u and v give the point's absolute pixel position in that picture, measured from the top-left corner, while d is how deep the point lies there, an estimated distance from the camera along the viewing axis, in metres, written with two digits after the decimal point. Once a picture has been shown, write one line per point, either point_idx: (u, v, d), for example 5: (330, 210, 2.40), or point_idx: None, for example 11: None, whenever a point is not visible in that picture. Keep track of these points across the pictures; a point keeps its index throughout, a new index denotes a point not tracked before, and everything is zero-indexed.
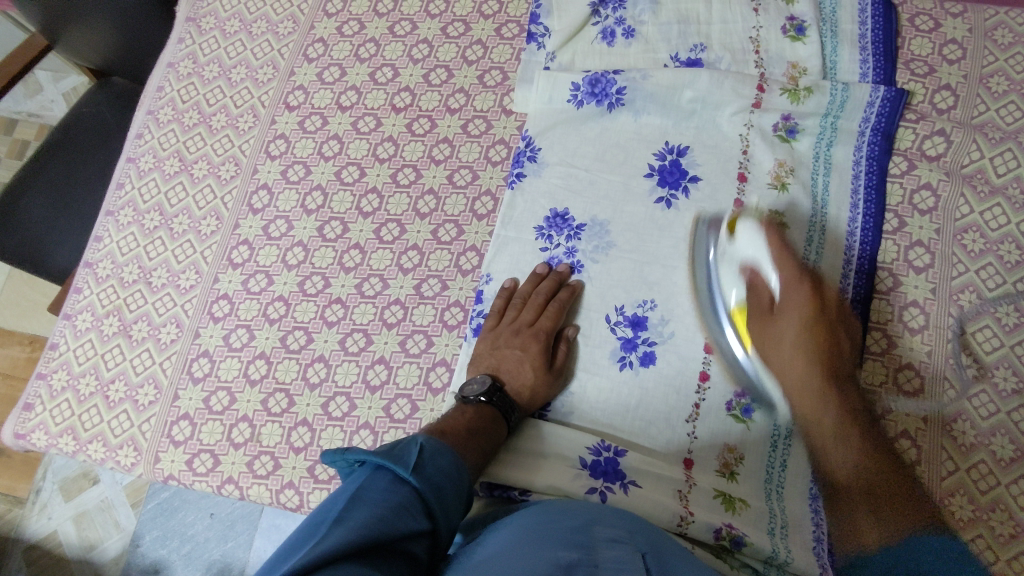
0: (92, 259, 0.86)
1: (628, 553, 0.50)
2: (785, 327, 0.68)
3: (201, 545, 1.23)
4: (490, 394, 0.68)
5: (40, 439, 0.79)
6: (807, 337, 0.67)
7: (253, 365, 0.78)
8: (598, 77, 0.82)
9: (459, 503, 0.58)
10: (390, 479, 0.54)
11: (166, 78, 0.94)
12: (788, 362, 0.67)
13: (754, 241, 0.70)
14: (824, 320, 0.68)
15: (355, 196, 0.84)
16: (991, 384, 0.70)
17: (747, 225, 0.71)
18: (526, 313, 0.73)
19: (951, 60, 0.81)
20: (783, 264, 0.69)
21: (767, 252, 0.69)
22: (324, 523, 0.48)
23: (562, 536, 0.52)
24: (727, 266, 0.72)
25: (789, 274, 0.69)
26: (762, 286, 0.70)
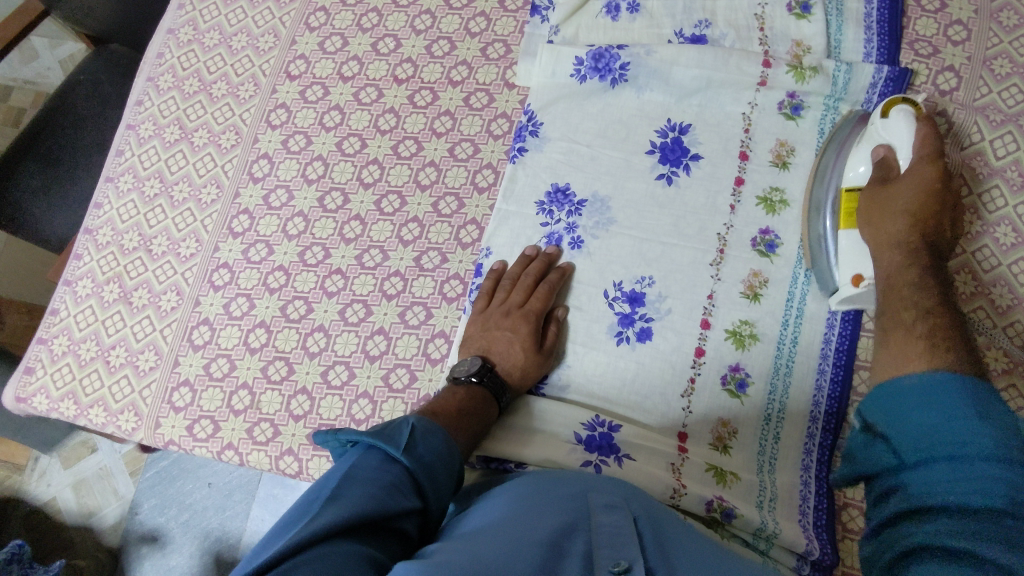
0: (91, 226, 0.86)
1: (622, 519, 0.51)
2: (900, 191, 0.66)
3: (199, 513, 1.25)
4: (482, 375, 0.69)
5: (42, 403, 0.79)
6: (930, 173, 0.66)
7: (253, 334, 0.79)
8: (601, 51, 0.81)
9: (451, 482, 0.59)
10: (381, 457, 0.55)
11: (166, 44, 0.93)
12: (893, 216, 0.66)
13: (904, 126, 0.67)
14: (940, 197, 0.66)
15: (355, 167, 0.84)
16: (983, 363, 0.71)
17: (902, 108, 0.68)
18: (516, 294, 0.73)
19: (956, 41, 0.81)
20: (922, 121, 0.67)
21: (909, 141, 0.67)
22: (317, 500, 0.49)
23: (558, 502, 0.53)
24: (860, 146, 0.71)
25: (924, 151, 0.67)
26: (892, 161, 0.68)
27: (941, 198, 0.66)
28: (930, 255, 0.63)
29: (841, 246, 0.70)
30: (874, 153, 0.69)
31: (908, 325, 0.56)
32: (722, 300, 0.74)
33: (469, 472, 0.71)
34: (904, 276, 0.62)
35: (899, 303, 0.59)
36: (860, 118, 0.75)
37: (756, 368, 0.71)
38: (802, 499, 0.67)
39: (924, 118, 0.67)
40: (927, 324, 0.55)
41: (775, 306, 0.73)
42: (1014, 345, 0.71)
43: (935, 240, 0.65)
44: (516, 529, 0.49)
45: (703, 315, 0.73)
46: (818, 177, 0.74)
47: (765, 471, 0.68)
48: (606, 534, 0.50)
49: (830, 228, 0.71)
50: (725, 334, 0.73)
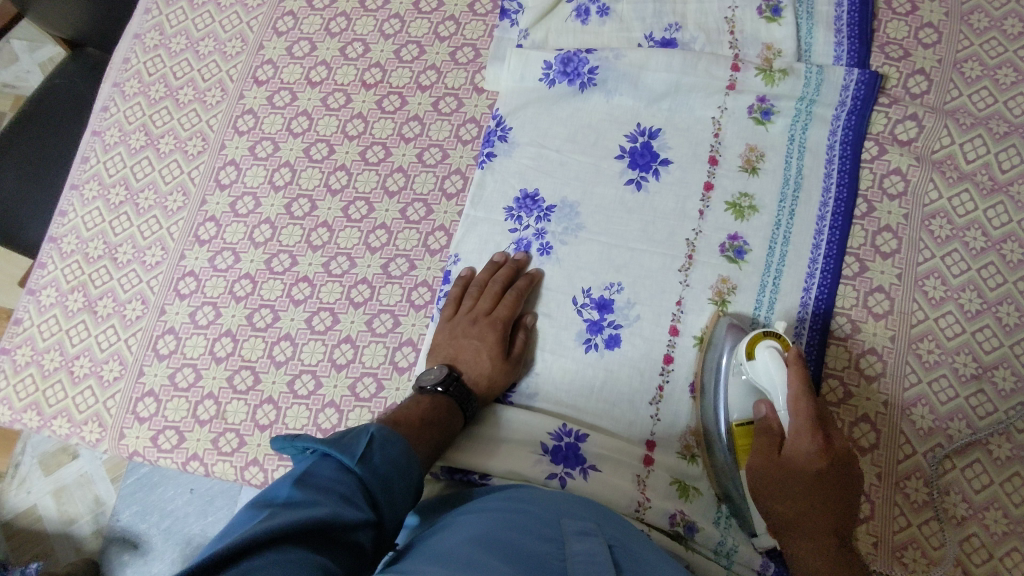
0: (56, 234, 0.84)
1: (598, 547, 0.51)
2: (789, 476, 0.60)
3: (180, 520, 1.24)
4: (447, 384, 0.68)
5: (5, 414, 0.78)
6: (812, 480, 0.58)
7: (219, 343, 0.78)
8: (570, 55, 0.80)
9: (408, 494, 0.58)
10: (335, 467, 0.54)
11: (133, 49, 0.92)
12: (789, 489, 0.59)
13: (772, 369, 0.62)
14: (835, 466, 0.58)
15: (323, 173, 0.83)
16: (952, 369, 0.70)
17: (767, 344, 0.64)
18: (483, 301, 0.73)
19: (927, 44, 0.81)
20: (800, 403, 0.59)
21: (783, 391, 0.61)
22: (269, 505, 0.48)
23: (532, 528, 0.52)
24: (738, 381, 0.66)
25: (801, 416, 0.59)
26: (773, 420, 0.62)
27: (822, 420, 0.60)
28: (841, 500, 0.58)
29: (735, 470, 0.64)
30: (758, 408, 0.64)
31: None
32: (691, 306, 0.73)
33: (433, 483, 0.70)
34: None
35: None
36: (731, 323, 0.70)
37: None
38: None
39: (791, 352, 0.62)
40: None
41: (743, 315, 0.73)
42: (982, 350, 0.70)
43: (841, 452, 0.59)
44: (488, 555, 0.48)
45: (671, 322, 0.73)
46: (705, 391, 0.69)
47: None
48: (582, 563, 0.48)
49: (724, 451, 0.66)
50: (693, 341, 0.72)
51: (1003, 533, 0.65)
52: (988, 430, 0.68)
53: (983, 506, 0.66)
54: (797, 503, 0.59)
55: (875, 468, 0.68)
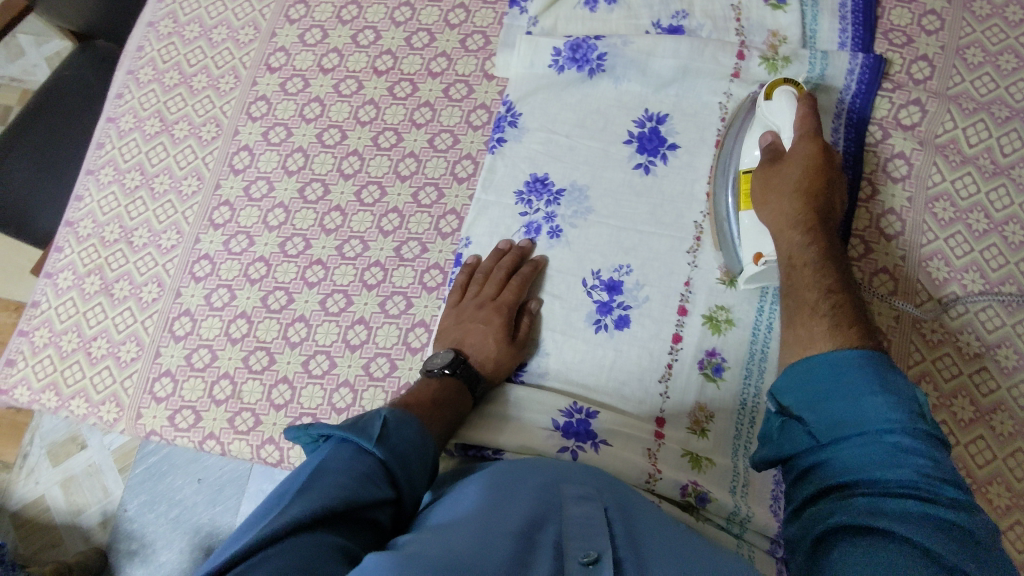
0: (72, 219, 0.86)
1: (593, 509, 0.52)
2: (788, 172, 0.68)
3: (189, 508, 1.26)
4: (455, 366, 0.69)
5: (23, 395, 0.80)
6: (806, 157, 0.67)
7: (234, 325, 0.79)
8: (579, 42, 0.82)
9: (424, 472, 0.59)
10: (353, 450, 0.55)
11: (146, 37, 0.93)
12: (784, 202, 0.67)
13: (785, 108, 0.70)
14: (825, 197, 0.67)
15: (336, 158, 0.84)
16: (955, 347, 0.72)
17: (784, 88, 0.71)
18: (488, 287, 0.74)
19: (930, 31, 0.82)
20: (805, 121, 0.69)
21: (790, 124, 0.69)
22: (286, 495, 0.49)
23: (529, 493, 0.53)
24: (755, 126, 0.73)
25: (804, 129, 0.68)
26: (780, 144, 0.70)
27: (827, 174, 0.67)
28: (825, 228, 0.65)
29: (743, 225, 0.71)
30: (762, 137, 0.71)
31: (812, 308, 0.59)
32: (699, 286, 0.74)
33: (448, 459, 0.71)
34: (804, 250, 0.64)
35: (801, 283, 0.62)
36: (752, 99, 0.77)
37: (732, 352, 0.72)
38: (776, 485, 0.68)
39: (804, 96, 0.70)
40: (829, 305, 0.58)
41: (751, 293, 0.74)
42: (985, 329, 0.72)
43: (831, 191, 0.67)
44: (485, 522, 0.49)
45: (680, 302, 0.74)
46: (716, 187, 0.76)
47: (740, 456, 0.69)
48: (577, 525, 0.50)
49: (732, 209, 0.73)
50: (702, 320, 0.73)
51: (1006, 506, 0.67)
52: (991, 406, 0.70)
53: (987, 481, 0.67)
54: (789, 194, 0.67)
55: None
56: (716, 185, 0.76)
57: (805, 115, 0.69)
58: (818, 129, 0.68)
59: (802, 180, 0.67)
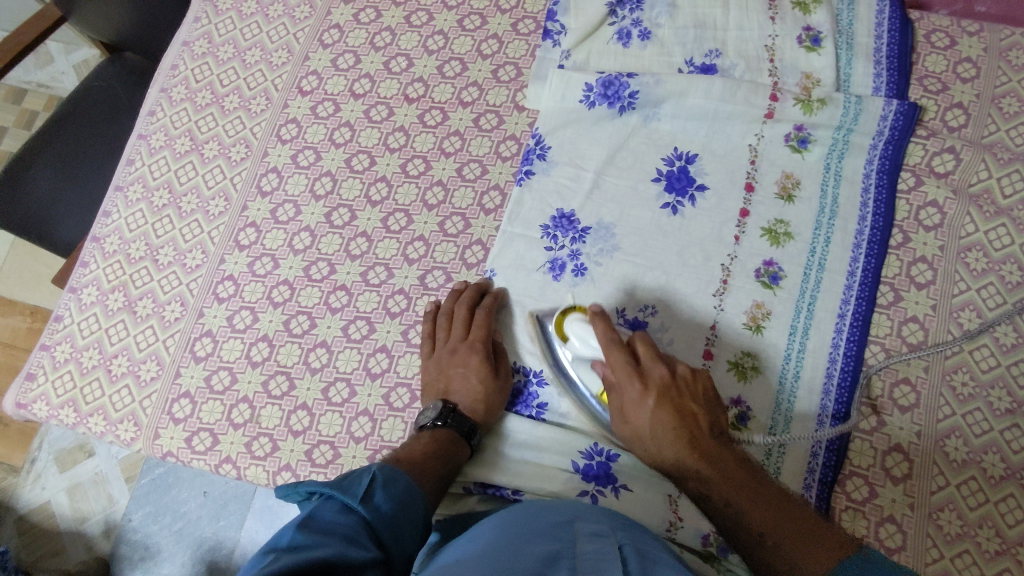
0: (99, 234, 0.86)
1: (607, 545, 0.49)
2: (640, 423, 0.63)
3: (193, 523, 1.25)
4: (444, 417, 0.69)
5: (42, 410, 0.79)
6: (663, 430, 0.62)
7: (255, 347, 0.79)
8: (611, 79, 0.82)
9: (415, 530, 0.57)
10: (337, 507, 0.54)
11: (181, 56, 0.94)
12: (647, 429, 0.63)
13: (588, 341, 0.67)
14: (674, 392, 0.63)
15: (364, 183, 0.84)
16: (987, 402, 0.70)
17: (572, 323, 0.68)
18: (455, 329, 0.74)
19: (965, 78, 0.82)
20: (612, 356, 0.65)
21: (602, 355, 0.66)
22: (273, 549, 0.47)
23: (542, 531, 0.51)
24: (579, 364, 0.69)
25: (628, 369, 0.64)
26: (609, 381, 0.66)
27: (676, 402, 0.63)
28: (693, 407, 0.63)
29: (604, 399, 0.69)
30: (596, 372, 0.67)
31: (775, 544, 0.56)
32: (724, 330, 0.74)
33: (468, 497, 0.71)
34: (703, 464, 0.60)
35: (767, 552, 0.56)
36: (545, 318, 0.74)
37: (757, 402, 0.72)
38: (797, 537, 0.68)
39: (595, 320, 0.67)
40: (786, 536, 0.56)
41: (777, 339, 0.73)
42: (1016, 384, 0.70)
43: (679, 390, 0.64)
44: (496, 558, 0.47)
45: (706, 346, 0.73)
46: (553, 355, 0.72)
47: None
48: (592, 559, 0.48)
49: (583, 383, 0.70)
50: (728, 366, 0.73)
51: None
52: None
53: (1017, 542, 0.65)
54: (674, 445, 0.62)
55: (907, 498, 0.68)
56: (543, 349, 0.73)
57: (609, 352, 0.65)
58: (636, 367, 0.64)
59: (659, 415, 0.62)
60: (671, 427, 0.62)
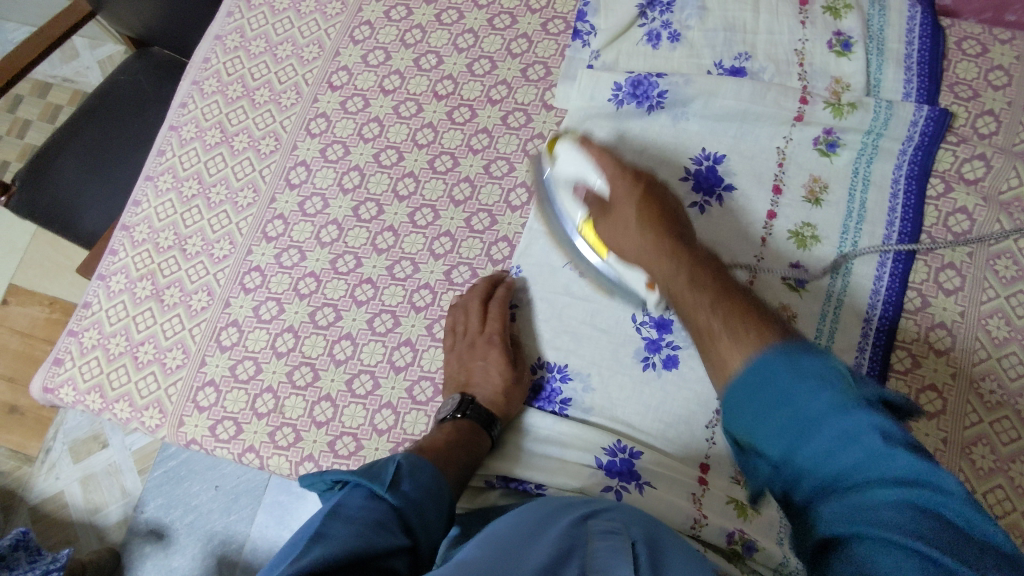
0: (129, 223, 0.87)
1: (617, 543, 0.49)
2: (621, 214, 0.67)
3: (205, 515, 1.25)
4: (463, 409, 0.69)
5: (67, 395, 0.80)
6: (644, 214, 0.65)
7: (281, 338, 0.79)
8: (640, 79, 0.82)
9: (441, 518, 0.58)
10: (366, 494, 0.54)
11: (213, 50, 0.95)
12: (629, 235, 0.66)
13: (573, 157, 0.71)
14: (656, 196, 0.67)
15: (391, 178, 0.85)
16: (1014, 411, 0.70)
17: (560, 143, 0.73)
18: (473, 323, 0.74)
19: (996, 86, 0.81)
20: (604, 166, 0.69)
21: (591, 168, 0.70)
22: (303, 541, 0.47)
23: (556, 530, 0.51)
24: (563, 188, 0.74)
25: (610, 167, 0.69)
26: (592, 190, 0.70)
27: (657, 209, 0.66)
28: (671, 227, 0.64)
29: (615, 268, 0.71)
30: (578, 195, 0.72)
31: (705, 325, 0.52)
32: None
33: (491, 491, 0.72)
34: (666, 246, 0.62)
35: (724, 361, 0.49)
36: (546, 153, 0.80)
37: None
38: None
39: (581, 142, 0.72)
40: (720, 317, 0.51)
41: None
42: None
43: (667, 210, 0.66)
44: (512, 554, 0.47)
45: None
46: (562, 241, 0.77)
47: None
48: (602, 557, 0.47)
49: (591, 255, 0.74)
50: None
51: None
52: None
53: None
54: (642, 237, 0.64)
55: None
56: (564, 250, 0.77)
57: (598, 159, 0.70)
58: (619, 163, 0.69)
59: (634, 213, 0.66)
60: (649, 227, 0.64)
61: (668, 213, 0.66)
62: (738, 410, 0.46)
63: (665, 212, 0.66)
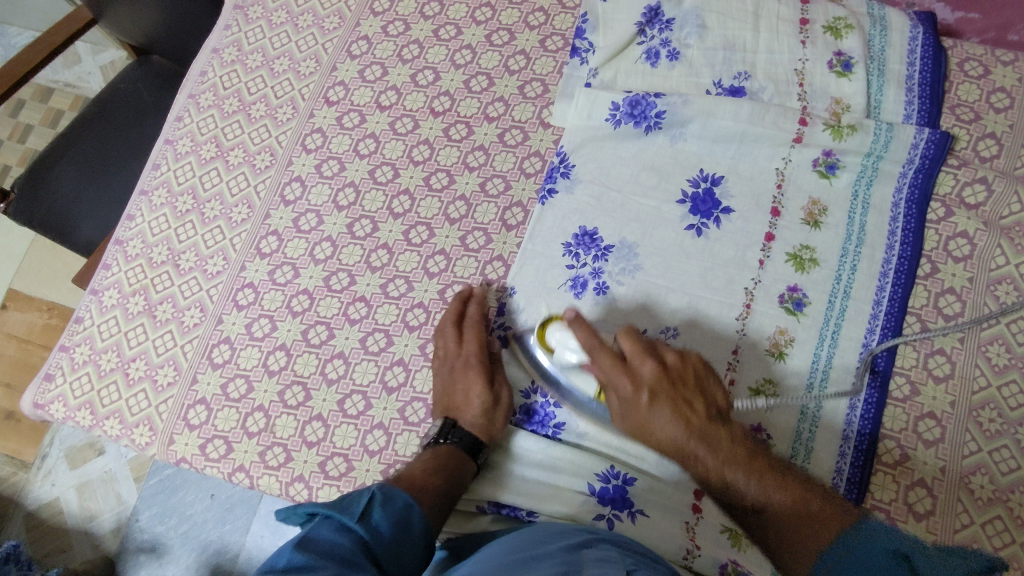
0: (122, 237, 0.87)
1: (611, 572, 0.47)
2: (656, 421, 0.63)
3: (199, 526, 1.25)
4: (443, 434, 0.69)
5: (58, 411, 0.80)
6: (678, 434, 0.62)
7: (273, 356, 0.79)
8: (638, 98, 0.81)
9: (415, 549, 0.58)
10: (334, 527, 0.54)
11: (210, 63, 0.95)
12: (662, 424, 0.62)
13: (570, 343, 0.66)
14: (683, 383, 0.64)
15: (387, 195, 0.84)
16: (1014, 440, 0.69)
17: (555, 329, 0.68)
18: (450, 346, 0.74)
19: (998, 108, 0.80)
20: (619, 382, 0.64)
21: (587, 363, 0.66)
22: (269, 573, 0.47)
23: (547, 561, 0.50)
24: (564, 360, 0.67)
25: (633, 374, 0.64)
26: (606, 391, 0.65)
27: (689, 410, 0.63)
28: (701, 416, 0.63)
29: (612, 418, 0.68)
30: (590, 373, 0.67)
31: (752, 501, 0.61)
32: (748, 356, 0.73)
33: (482, 516, 0.71)
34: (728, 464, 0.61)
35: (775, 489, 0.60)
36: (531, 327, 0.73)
37: (778, 430, 0.70)
38: None
39: (576, 321, 0.66)
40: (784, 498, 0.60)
41: (800, 366, 0.72)
42: None
43: (694, 401, 0.63)
44: None
45: (727, 371, 0.72)
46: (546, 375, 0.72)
47: None
48: None
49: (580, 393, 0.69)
50: (750, 393, 0.72)
51: None
52: None
53: None
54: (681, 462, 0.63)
55: (929, 535, 0.66)
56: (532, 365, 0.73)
57: (594, 354, 0.65)
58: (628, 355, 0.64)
59: (675, 434, 0.62)
60: (684, 424, 0.62)
61: (692, 395, 0.64)
62: (813, 565, 0.56)
63: (692, 396, 0.63)
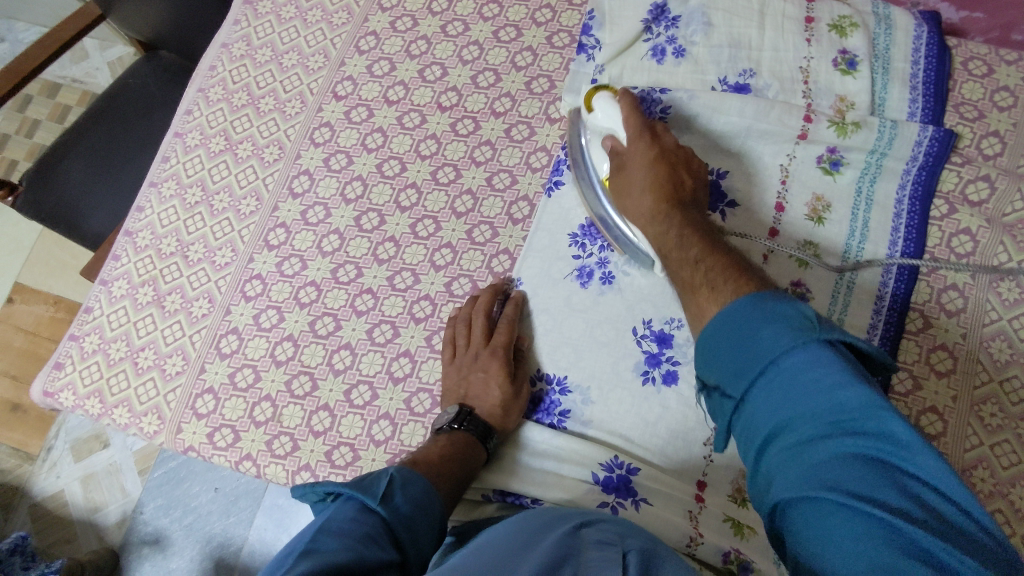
0: (132, 228, 0.88)
1: (610, 552, 0.48)
2: (646, 200, 0.69)
3: (203, 517, 1.25)
4: (461, 420, 0.69)
5: (68, 399, 0.80)
6: (657, 205, 0.68)
7: (280, 347, 0.79)
8: (644, 94, 0.82)
9: (431, 533, 0.58)
10: (357, 508, 0.54)
11: (219, 57, 0.95)
12: (650, 212, 0.68)
13: (610, 112, 0.74)
14: (678, 183, 0.70)
15: (394, 189, 0.85)
16: (1015, 435, 0.69)
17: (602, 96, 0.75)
18: (476, 334, 0.74)
19: (1002, 107, 0.81)
20: (635, 142, 0.71)
21: (618, 124, 0.73)
22: (294, 553, 0.47)
23: (549, 541, 0.50)
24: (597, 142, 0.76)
25: (642, 148, 0.71)
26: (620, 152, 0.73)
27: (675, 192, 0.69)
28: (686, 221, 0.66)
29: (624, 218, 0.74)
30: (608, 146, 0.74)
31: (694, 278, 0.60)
32: None
33: (488, 504, 0.72)
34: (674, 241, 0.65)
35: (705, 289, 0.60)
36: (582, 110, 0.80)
37: None
38: None
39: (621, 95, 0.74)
40: (730, 284, 0.56)
41: None
42: None
43: (683, 194, 0.69)
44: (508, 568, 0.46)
45: None
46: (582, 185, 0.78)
47: None
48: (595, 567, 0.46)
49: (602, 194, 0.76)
50: None
51: None
52: None
53: None
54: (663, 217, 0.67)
55: None
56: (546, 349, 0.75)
57: (632, 138, 0.71)
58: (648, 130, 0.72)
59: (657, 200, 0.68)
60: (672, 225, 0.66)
61: (684, 198, 0.69)
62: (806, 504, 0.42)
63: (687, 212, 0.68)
